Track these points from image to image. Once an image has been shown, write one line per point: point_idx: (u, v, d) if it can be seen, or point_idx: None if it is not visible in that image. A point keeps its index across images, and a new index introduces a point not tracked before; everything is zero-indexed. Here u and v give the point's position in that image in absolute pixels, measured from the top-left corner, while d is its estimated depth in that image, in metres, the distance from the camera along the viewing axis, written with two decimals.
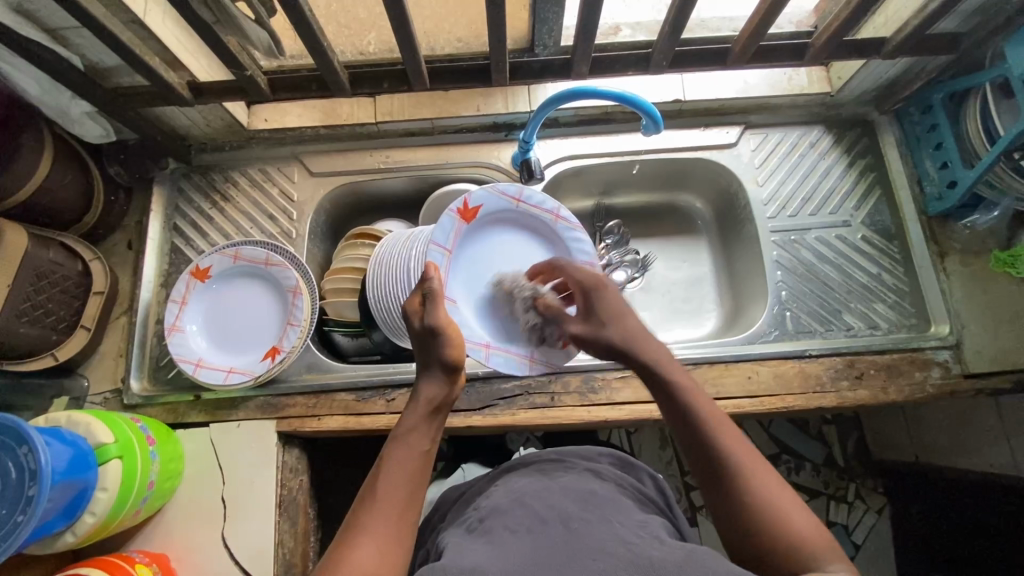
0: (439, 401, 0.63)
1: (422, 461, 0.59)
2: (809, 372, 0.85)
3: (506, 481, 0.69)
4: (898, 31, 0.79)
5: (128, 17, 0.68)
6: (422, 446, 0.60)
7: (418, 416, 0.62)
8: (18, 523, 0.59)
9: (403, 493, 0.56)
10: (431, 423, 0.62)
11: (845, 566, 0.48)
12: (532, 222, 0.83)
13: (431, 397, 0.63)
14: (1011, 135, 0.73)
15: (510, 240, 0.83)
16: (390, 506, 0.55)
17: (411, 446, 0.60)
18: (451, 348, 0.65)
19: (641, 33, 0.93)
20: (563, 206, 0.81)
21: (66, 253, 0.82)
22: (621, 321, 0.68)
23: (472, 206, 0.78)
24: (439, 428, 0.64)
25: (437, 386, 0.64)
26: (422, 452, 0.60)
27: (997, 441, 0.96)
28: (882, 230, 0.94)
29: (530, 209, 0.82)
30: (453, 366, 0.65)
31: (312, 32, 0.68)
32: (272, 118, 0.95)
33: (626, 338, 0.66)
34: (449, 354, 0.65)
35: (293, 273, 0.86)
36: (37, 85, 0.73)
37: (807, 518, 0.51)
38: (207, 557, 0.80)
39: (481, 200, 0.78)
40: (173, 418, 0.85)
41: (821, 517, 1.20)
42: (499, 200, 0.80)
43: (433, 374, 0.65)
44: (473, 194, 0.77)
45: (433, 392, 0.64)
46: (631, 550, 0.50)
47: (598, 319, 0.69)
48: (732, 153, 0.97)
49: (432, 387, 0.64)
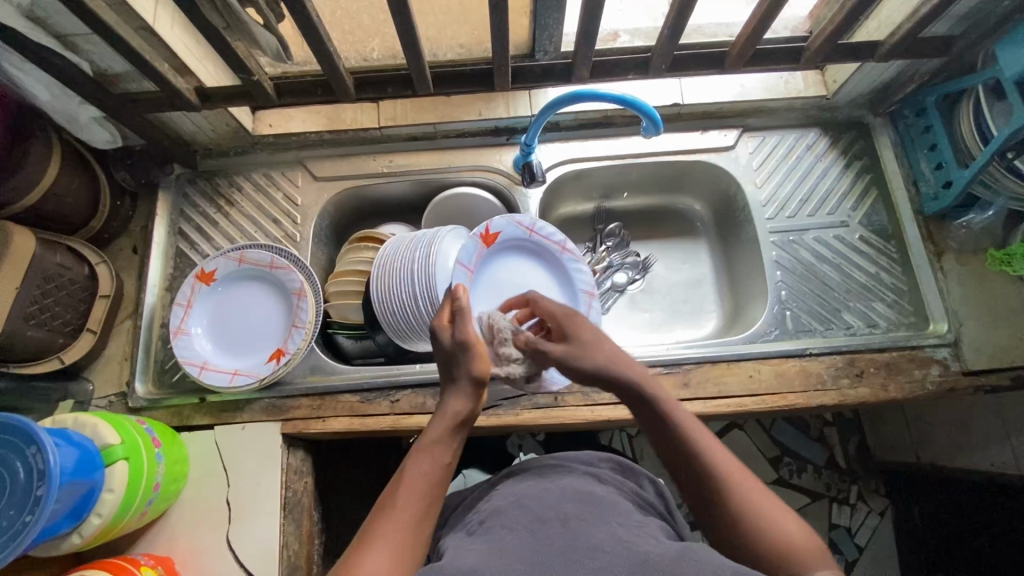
0: (465, 417, 0.63)
1: (443, 475, 0.59)
2: (810, 370, 0.86)
3: (505, 486, 0.69)
4: (892, 34, 0.80)
5: (138, 23, 0.69)
6: (444, 460, 0.60)
7: (441, 429, 0.62)
8: (26, 523, 0.59)
9: (420, 507, 0.56)
10: (456, 436, 0.62)
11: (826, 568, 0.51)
12: (539, 254, 0.90)
13: (458, 411, 0.63)
14: (1003, 136, 0.74)
15: (518, 266, 0.89)
16: (408, 517, 0.55)
17: (432, 460, 0.59)
18: (480, 364, 0.65)
19: (640, 39, 0.95)
20: (569, 241, 0.89)
21: (73, 257, 0.83)
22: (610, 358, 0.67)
23: (493, 232, 0.84)
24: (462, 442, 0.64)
25: (465, 400, 0.64)
26: (443, 465, 0.60)
27: (997, 439, 0.97)
28: (879, 229, 0.95)
29: (541, 240, 0.88)
30: (479, 380, 0.65)
31: (319, 38, 0.70)
32: (277, 123, 0.97)
33: (607, 362, 0.66)
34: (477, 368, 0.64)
35: (298, 275, 0.87)
36: (47, 90, 0.75)
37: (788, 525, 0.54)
38: (212, 560, 0.80)
39: (501, 227, 0.84)
40: (178, 421, 0.86)
41: (824, 520, 1.21)
42: (516, 229, 0.86)
43: (460, 386, 0.65)
44: (495, 221, 0.84)
45: (459, 406, 0.64)
46: (629, 548, 0.51)
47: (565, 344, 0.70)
48: (729, 155, 0.98)
49: (459, 401, 0.63)
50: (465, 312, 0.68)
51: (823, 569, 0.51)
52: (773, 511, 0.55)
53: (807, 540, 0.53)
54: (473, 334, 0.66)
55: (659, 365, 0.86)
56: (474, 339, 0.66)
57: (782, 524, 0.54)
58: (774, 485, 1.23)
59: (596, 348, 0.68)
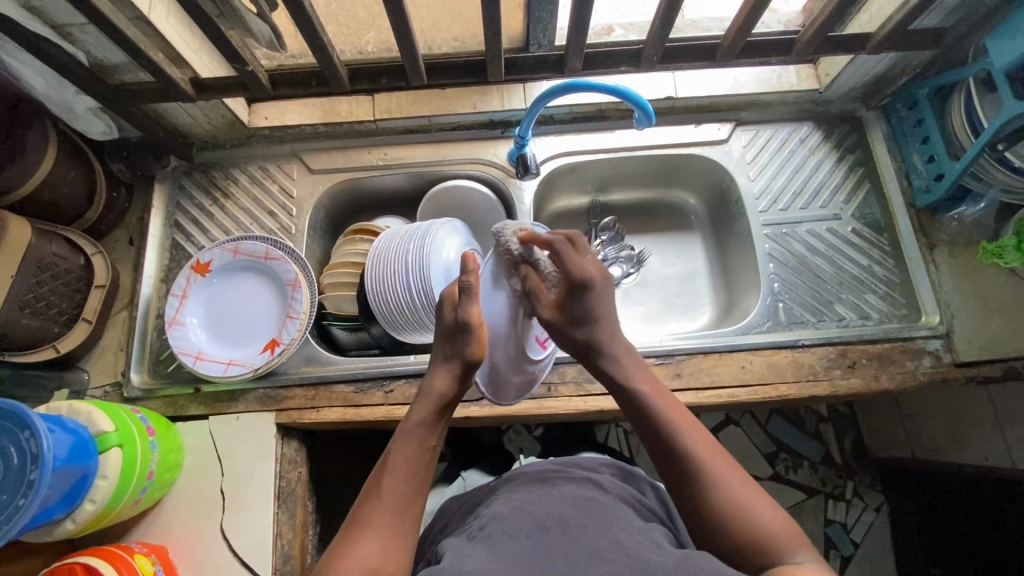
0: (449, 398, 0.64)
1: (429, 456, 0.61)
2: (803, 361, 0.87)
3: (506, 491, 0.68)
4: (882, 26, 0.81)
5: (134, 14, 0.70)
6: (429, 442, 0.61)
7: (424, 411, 0.63)
8: (18, 507, 0.59)
9: (406, 491, 0.57)
10: (439, 420, 0.63)
11: (810, 556, 0.52)
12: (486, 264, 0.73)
13: (442, 393, 0.64)
14: (994, 127, 0.74)
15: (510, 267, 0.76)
16: (396, 501, 0.56)
17: (417, 444, 0.60)
18: (475, 346, 0.65)
19: (633, 34, 0.95)
20: (428, 277, 0.80)
21: (69, 247, 0.84)
22: (601, 324, 0.68)
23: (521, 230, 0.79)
24: (444, 424, 0.65)
25: (449, 382, 0.65)
26: (429, 447, 0.61)
27: (992, 432, 0.97)
28: (871, 222, 0.95)
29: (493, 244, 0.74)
30: (470, 363, 0.65)
31: (313, 28, 0.70)
32: (273, 116, 0.97)
33: (596, 339, 0.69)
34: (471, 351, 0.65)
35: (292, 266, 0.87)
36: (44, 80, 0.75)
37: (771, 513, 0.55)
38: (205, 549, 0.81)
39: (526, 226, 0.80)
40: (172, 411, 0.86)
41: (820, 516, 1.21)
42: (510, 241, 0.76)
43: (449, 367, 0.65)
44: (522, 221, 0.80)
45: (444, 388, 0.64)
46: (631, 555, 0.51)
47: (574, 318, 0.68)
48: (722, 149, 0.99)
49: (443, 382, 0.64)
50: (474, 290, 0.65)
51: (802, 554, 0.53)
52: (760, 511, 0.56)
53: (779, 525, 0.55)
54: (476, 316, 0.65)
55: (652, 355, 0.87)
56: (476, 321, 0.65)
57: (759, 508, 0.56)
58: (770, 481, 1.22)
59: (594, 328, 0.69)
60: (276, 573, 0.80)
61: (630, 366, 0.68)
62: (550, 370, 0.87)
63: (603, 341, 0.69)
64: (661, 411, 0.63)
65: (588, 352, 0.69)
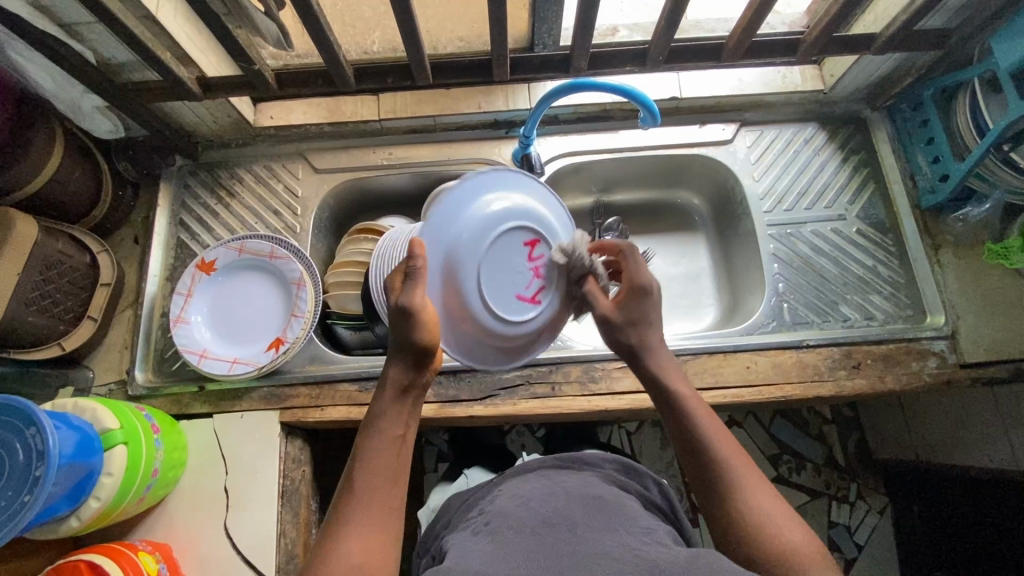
0: (408, 383, 0.61)
1: (398, 448, 0.59)
2: (807, 362, 0.86)
3: (510, 487, 0.68)
4: (888, 27, 0.81)
5: (141, 13, 0.70)
6: (395, 433, 0.60)
7: (387, 403, 0.61)
8: (24, 504, 0.59)
9: (379, 488, 0.57)
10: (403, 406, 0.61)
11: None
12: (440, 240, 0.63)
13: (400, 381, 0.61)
14: (999, 128, 0.74)
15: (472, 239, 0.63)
16: (371, 500, 0.56)
17: (383, 438, 0.59)
18: (426, 331, 0.59)
19: (638, 34, 0.95)
20: None
21: (75, 245, 0.84)
22: (651, 329, 0.68)
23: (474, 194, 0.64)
24: (415, 406, 0.63)
25: (406, 369, 0.61)
26: (395, 437, 0.60)
27: (997, 435, 0.96)
28: (876, 223, 0.95)
29: (442, 219, 0.63)
30: (422, 349, 0.60)
31: (320, 27, 0.70)
32: (278, 115, 0.97)
33: (645, 342, 0.68)
34: (421, 338, 0.59)
35: (298, 265, 0.88)
36: (51, 79, 0.76)
37: (791, 528, 0.55)
38: (209, 547, 0.81)
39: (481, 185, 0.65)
40: (176, 409, 0.86)
41: (823, 518, 1.21)
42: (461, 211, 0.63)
43: (403, 355, 0.61)
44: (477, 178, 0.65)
45: (400, 374, 0.61)
46: (638, 555, 0.50)
47: (629, 317, 0.68)
48: (728, 149, 0.99)
49: (398, 369, 0.61)
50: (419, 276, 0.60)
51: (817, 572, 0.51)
52: (807, 551, 0.53)
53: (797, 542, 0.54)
54: (420, 301, 0.59)
55: None
56: (421, 307, 0.59)
57: (779, 522, 0.55)
58: (774, 483, 1.22)
59: (645, 329, 0.68)
60: (279, 572, 0.80)
61: (672, 373, 0.67)
62: (554, 370, 0.87)
63: (650, 344, 0.68)
64: (696, 418, 0.63)
65: (631, 353, 0.68)
